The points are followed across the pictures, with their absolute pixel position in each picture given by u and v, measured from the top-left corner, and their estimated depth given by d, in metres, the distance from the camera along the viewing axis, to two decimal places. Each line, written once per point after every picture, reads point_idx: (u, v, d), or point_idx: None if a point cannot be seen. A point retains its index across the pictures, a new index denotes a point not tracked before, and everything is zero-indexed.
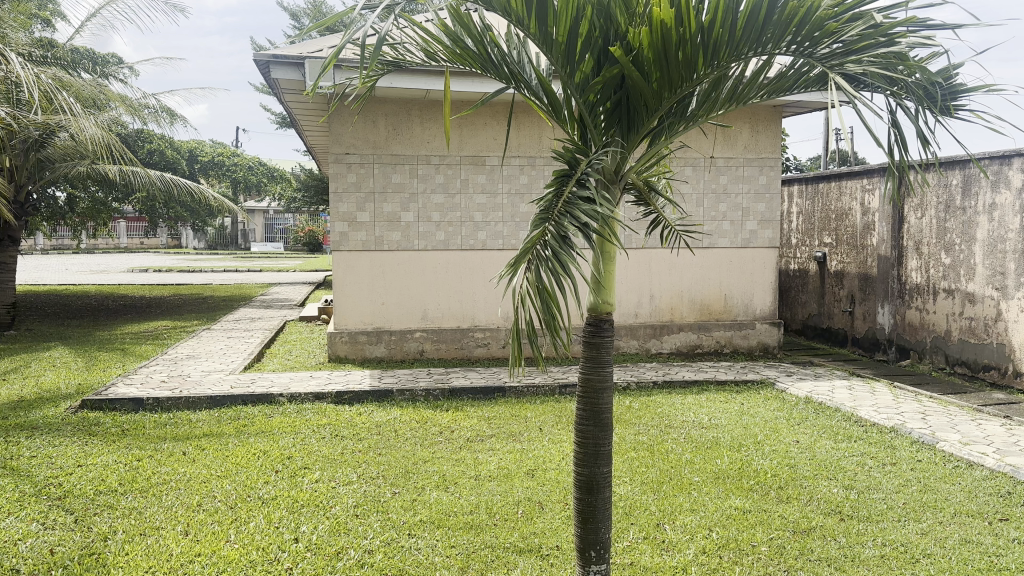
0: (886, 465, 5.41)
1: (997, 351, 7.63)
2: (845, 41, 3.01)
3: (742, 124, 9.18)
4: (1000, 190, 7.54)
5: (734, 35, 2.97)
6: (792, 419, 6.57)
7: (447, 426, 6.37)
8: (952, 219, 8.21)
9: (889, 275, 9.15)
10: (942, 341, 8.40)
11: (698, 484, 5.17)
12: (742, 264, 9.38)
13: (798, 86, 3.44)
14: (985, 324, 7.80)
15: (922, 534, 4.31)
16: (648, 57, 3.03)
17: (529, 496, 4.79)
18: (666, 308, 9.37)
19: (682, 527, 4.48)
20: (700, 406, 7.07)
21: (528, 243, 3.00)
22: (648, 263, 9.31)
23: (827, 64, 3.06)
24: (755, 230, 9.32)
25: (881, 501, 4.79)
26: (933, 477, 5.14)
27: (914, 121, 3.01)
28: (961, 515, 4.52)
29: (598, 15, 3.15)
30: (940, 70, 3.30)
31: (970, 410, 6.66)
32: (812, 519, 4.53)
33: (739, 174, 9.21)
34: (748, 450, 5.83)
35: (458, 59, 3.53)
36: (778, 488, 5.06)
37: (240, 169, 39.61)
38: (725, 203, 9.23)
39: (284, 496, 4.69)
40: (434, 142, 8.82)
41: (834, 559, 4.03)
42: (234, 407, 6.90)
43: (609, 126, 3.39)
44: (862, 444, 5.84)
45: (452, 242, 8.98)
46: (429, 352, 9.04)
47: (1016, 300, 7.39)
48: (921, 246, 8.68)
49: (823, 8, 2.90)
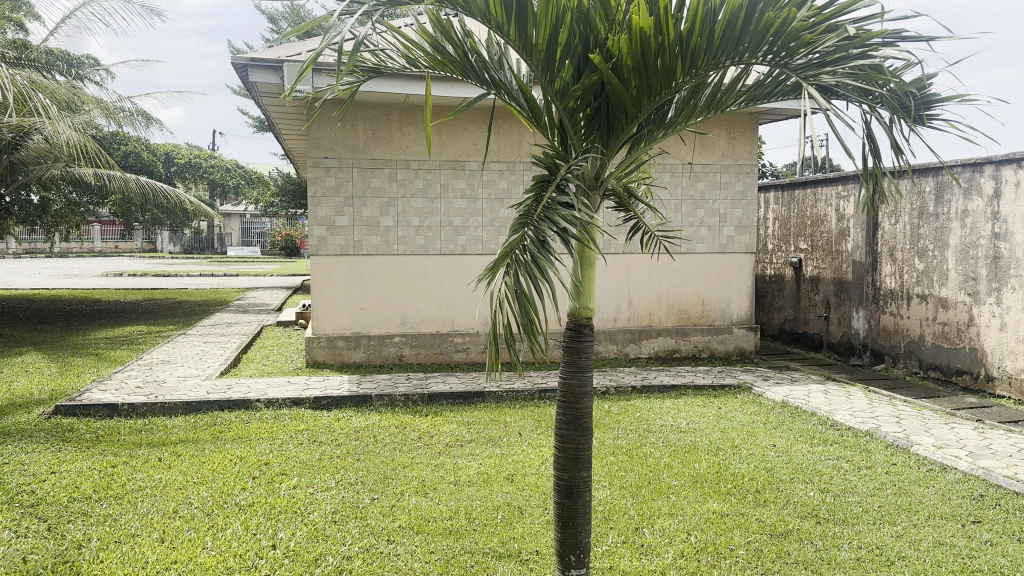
0: (861, 468, 5.47)
1: (970, 355, 7.76)
2: (821, 51, 3.04)
3: (719, 131, 9.27)
4: (972, 197, 7.69)
5: (713, 42, 2.99)
6: (769, 423, 6.63)
7: (426, 432, 6.35)
8: (925, 226, 8.34)
9: (864, 280, 9.26)
10: (916, 346, 8.52)
11: (676, 488, 5.20)
12: (720, 269, 9.45)
13: (775, 94, 3.48)
14: (958, 328, 7.92)
15: (898, 536, 4.36)
16: (628, 64, 3.06)
17: (509, 501, 4.78)
18: (644, 313, 9.41)
19: (661, 531, 4.50)
20: (678, 410, 7.11)
21: (506, 247, 3.01)
22: (627, 268, 9.34)
23: (802, 74, 3.09)
24: (731, 236, 9.41)
25: (856, 504, 4.84)
26: (908, 480, 5.21)
27: (888, 131, 3.06)
28: (935, 518, 4.58)
29: (578, 22, 3.16)
30: (914, 80, 3.36)
31: (944, 414, 6.76)
32: (789, 523, 4.57)
33: (715, 180, 9.30)
34: (725, 454, 5.87)
35: (438, 66, 3.55)
36: (755, 492, 5.11)
37: (218, 171, 39.44)
38: (703, 209, 9.30)
39: (261, 502, 4.64)
40: (414, 147, 8.80)
41: (811, 562, 4.07)
42: (210, 413, 6.82)
43: (589, 132, 3.42)
44: (837, 448, 5.90)
45: (431, 247, 8.96)
46: (408, 357, 9.02)
47: (988, 306, 7.52)
48: (895, 252, 8.80)
49: (799, 19, 2.92)
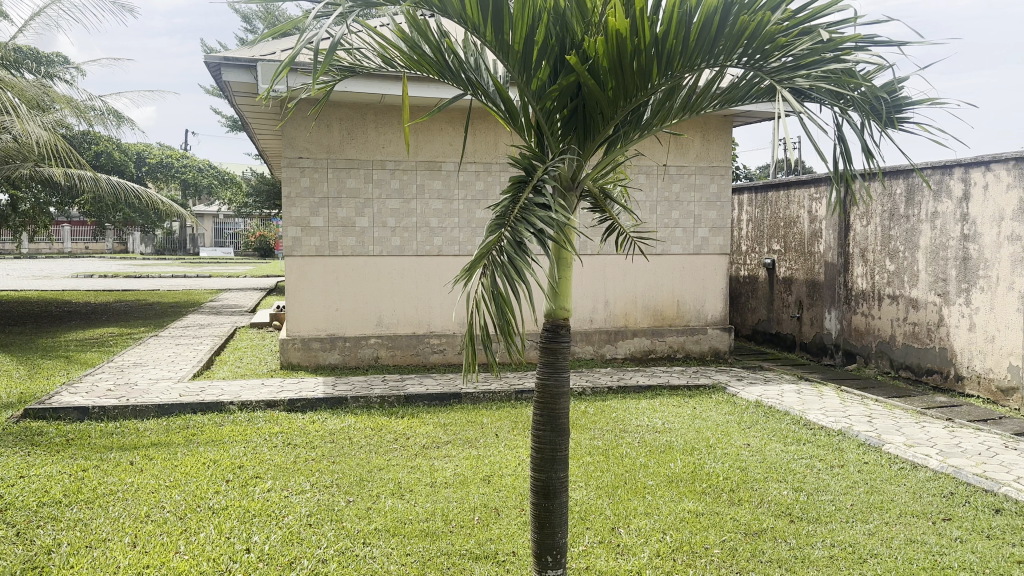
0: (833, 467, 5.54)
1: (939, 355, 7.90)
2: (795, 55, 3.08)
3: (693, 133, 9.34)
4: (942, 198, 7.83)
5: (688, 45, 3.01)
6: (743, 422, 6.70)
7: (402, 433, 6.32)
8: (896, 227, 8.47)
9: (836, 282, 9.38)
10: (886, 346, 8.66)
11: (652, 488, 5.23)
12: (694, 270, 9.53)
13: (749, 97, 3.52)
14: (928, 328, 8.06)
15: (870, 534, 4.43)
16: (604, 66, 3.08)
17: (485, 502, 4.78)
18: (620, 313, 9.46)
19: (637, 530, 4.53)
20: (654, 411, 7.16)
21: (483, 249, 3.01)
22: (603, 269, 9.38)
23: (776, 78, 3.13)
24: (706, 237, 9.49)
25: (829, 502, 4.91)
26: (880, 479, 5.28)
27: (859, 134, 3.11)
28: (906, 516, 4.66)
29: (555, 23, 3.17)
30: (886, 84, 3.42)
31: (914, 413, 6.87)
32: (763, 521, 4.62)
33: (690, 182, 9.37)
34: (700, 453, 5.92)
35: (415, 66, 3.54)
36: (729, 491, 5.15)
37: (191, 171, 38.98)
38: (678, 211, 9.37)
39: (235, 506, 4.59)
40: (390, 147, 8.76)
41: (785, 560, 4.11)
42: (183, 416, 6.74)
43: (565, 133, 3.43)
44: (810, 447, 5.98)
45: (407, 248, 8.93)
46: (384, 358, 8.97)
47: (957, 306, 7.66)
48: (866, 253, 8.94)
49: (773, 22, 2.96)
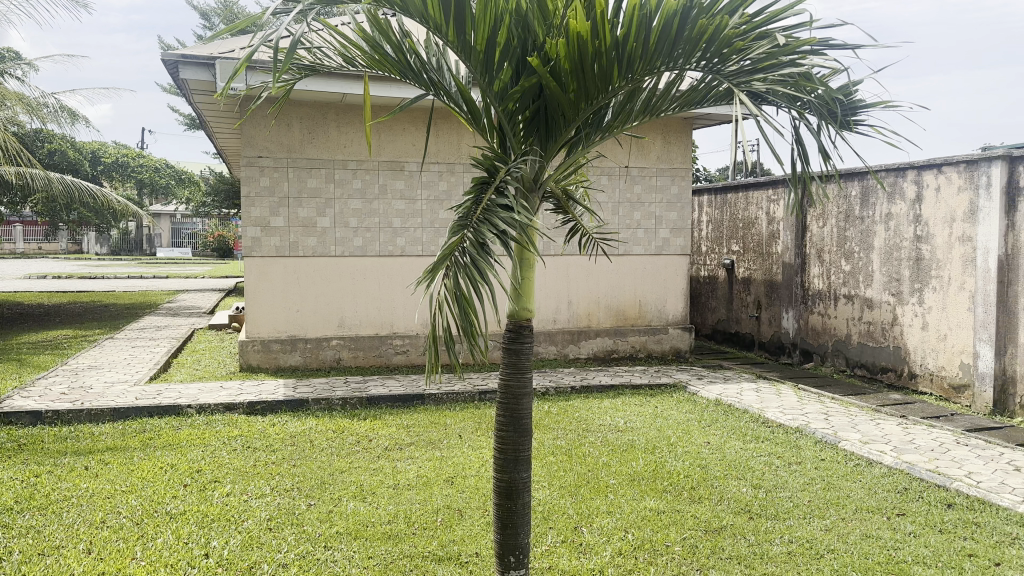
0: (791, 464, 5.65)
1: (893, 354, 8.10)
2: (753, 58, 3.13)
3: (654, 135, 9.43)
4: (895, 200, 8.03)
5: (648, 49, 3.05)
6: (704, 421, 6.78)
7: (364, 436, 6.27)
8: (851, 229, 8.67)
9: (793, 282, 9.56)
10: (842, 345, 8.85)
11: (614, 486, 5.28)
12: (656, 271, 9.63)
13: (709, 100, 3.57)
14: (882, 327, 8.26)
15: (827, 530, 4.52)
16: (566, 68, 3.10)
17: (448, 504, 4.77)
18: (583, 314, 9.51)
19: (599, 529, 4.56)
20: (616, 410, 7.21)
21: (445, 250, 3.00)
22: (566, 270, 9.42)
23: (734, 81, 3.17)
24: (667, 238, 9.60)
25: (786, 499, 5.00)
26: (836, 475, 5.40)
27: (816, 137, 3.17)
28: (861, 511, 4.77)
29: (517, 24, 3.18)
30: (841, 87, 3.49)
31: (869, 411, 7.04)
32: (722, 518, 4.68)
33: (651, 183, 9.46)
34: (661, 452, 5.99)
35: (377, 65, 3.52)
36: (690, 489, 5.22)
37: (147, 170, 38.18)
38: (639, 212, 9.46)
39: (194, 510, 4.50)
40: (351, 147, 8.69)
41: (744, 557, 4.18)
42: (140, 420, 6.60)
43: (527, 135, 3.44)
44: (768, 444, 6.08)
45: (369, 249, 8.86)
46: (346, 360, 8.90)
47: (911, 305, 7.86)
48: (822, 253, 9.12)
49: (730, 27, 3.00)
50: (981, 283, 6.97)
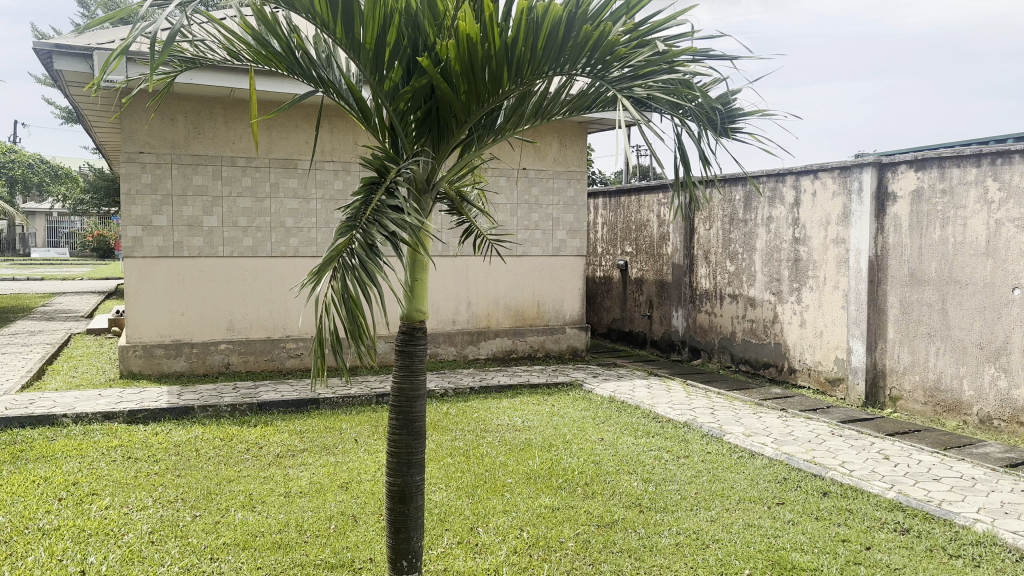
0: (679, 457, 5.86)
1: (774, 350, 8.54)
2: (634, 66, 3.23)
3: (551, 138, 9.57)
4: (775, 205, 8.47)
5: (536, 54, 3.10)
6: (598, 418, 6.94)
7: (255, 443, 6.07)
8: (735, 231, 9.08)
9: (682, 282, 9.93)
10: (728, 342, 9.26)
11: (510, 486, 5.32)
12: (552, 271, 9.78)
13: (597, 106, 3.65)
14: (763, 325, 8.70)
15: (712, 520, 4.72)
16: (456, 70, 3.10)
17: (343, 510, 4.68)
18: (482, 314, 9.52)
19: (495, 529, 4.58)
20: (514, 409, 7.27)
21: (333, 251, 2.94)
22: (464, 270, 9.40)
23: (617, 87, 3.26)
24: (564, 239, 9.78)
25: (675, 491, 5.18)
26: (721, 467, 5.64)
27: (697, 143, 3.30)
28: (744, 501, 5.00)
29: (407, 24, 3.16)
30: (720, 95, 3.65)
31: (752, 404, 7.39)
32: (614, 513, 4.81)
33: (548, 185, 9.61)
34: (557, 450, 6.08)
35: (264, 61, 3.41)
36: (584, 485, 5.33)
37: (17, 165, 35.55)
38: (537, 213, 9.58)
39: (68, 526, 4.23)
40: (241, 144, 8.39)
41: (635, 550, 4.31)
42: (6, 432, 6.13)
43: (419, 135, 3.42)
44: (659, 439, 6.29)
45: (260, 249, 8.58)
46: (236, 364, 8.58)
47: (790, 304, 8.31)
48: (709, 255, 9.52)
49: (613, 34, 3.08)
50: (852, 283, 7.45)
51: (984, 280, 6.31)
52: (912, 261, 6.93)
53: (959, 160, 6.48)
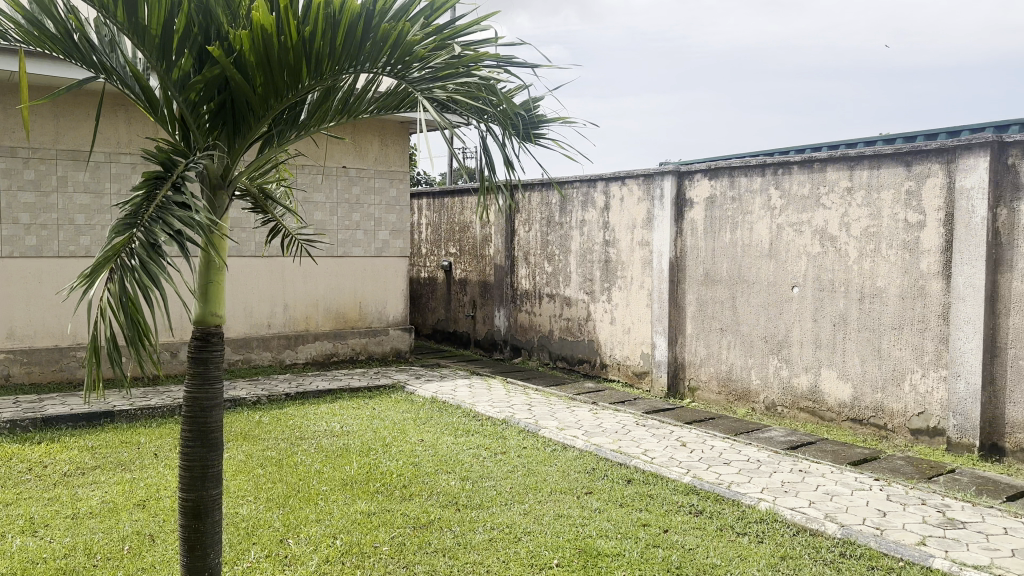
0: (497, 454, 5.98)
1: (588, 346, 8.94)
2: (434, 67, 3.25)
3: (371, 137, 9.43)
4: (588, 208, 8.86)
5: (336, 49, 3.01)
6: (418, 419, 6.92)
7: (37, 462, 5.46)
8: (552, 233, 9.40)
9: (504, 283, 10.15)
10: (546, 340, 9.57)
11: (325, 493, 5.17)
12: (374, 272, 9.64)
13: (404, 106, 3.64)
14: (578, 323, 9.08)
15: (525, 514, 4.84)
16: (251, 61, 2.95)
17: (139, 529, 4.32)
18: (300, 317, 9.18)
19: (307, 539, 4.43)
20: (332, 414, 7.09)
21: (109, 251, 2.70)
22: (282, 271, 9.02)
23: (418, 87, 3.26)
24: (386, 240, 9.67)
25: (490, 488, 5.27)
26: (536, 461, 5.82)
27: (500, 147, 3.38)
28: (555, 493, 5.18)
29: (197, 10, 2.98)
30: (523, 101, 3.77)
31: (567, 399, 7.69)
32: (431, 513, 4.81)
33: (368, 185, 9.46)
34: (375, 453, 5.99)
35: (31, 41, 3.06)
36: (401, 487, 5.29)
37: None
38: (358, 213, 9.40)
39: None
40: (20, 132, 7.54)
41: (449, 549, 4.33)
42: None
43: (214, 129, 3.23)
44: (477, 437, 6.37)
45: (45, 249, 7.75)
46: (16, 377, 7.69)
47: (602, 302, 8.73)
48: (528, 256, 9.80)
49: (413, 35, 3.07)
50: (656, 282, 7.95)
51: (767, 279, 6.98)
52: (706, 262, 7.52)
53: (745, 170, 7.11)
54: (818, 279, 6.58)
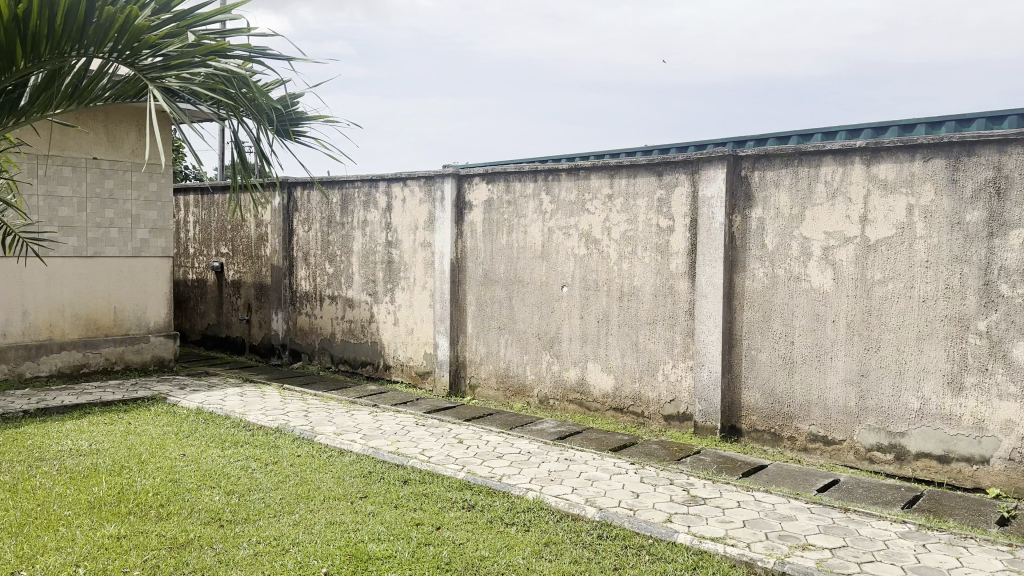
0: (267, 465, 5.72)
1: (371, 348, 8.86)
2: (164, 55, 3.52)
3: (128, 127, 8.65)
4: (369, 209, 8.77)
5: (57, 32, 3.20)
6: (181, 432, 6.45)
7: None
8: (333, 233, 9.20)
9: (282, 284, 9.75)
10: (327, 343, 9.35)
11: (67, 518, 4.64)
12: (133, 274, 8.85)
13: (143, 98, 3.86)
14: (360, 325, 8.96)
15: (294, 524, 4.65)
16: None
17: None
18: (42, 325, 8.19)
19: (41, 571, 3.95)
20: (80, 432, 6.39)
21: None
22: (18, 273, 8.00)
23: (149, 76, 3.52)
24: (146, 238, 8.92)
25: (258, 500, 5.03)
26: (309, 469, 5.64)
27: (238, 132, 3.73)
28: (328, 500, 5.03)
29: None
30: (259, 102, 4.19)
31: (346, 403, 7.56)
32: (190, 532, 4.50)
33: (125, 178, 8.68)
34: (130, 472, 5.49)
35: None
36: (158, 507, 4.89)
37: None
38: (112, 209, 8.60)
39: None
40: None
41: (207, 568, 4.06)
42: None
43: None
44: (247, 448, 6.06)
45: None
46: None
47: (384, 304, 8.68)
48: (308, 257, 9.51)
49: (137, 23, 3.34)
50: (437, 283, 8.05)
51: (541, 280, 7.32)
52: (485, 262, 7.74)
53: (520, 176, 7.41)
54: (584, 279, 7.03)
